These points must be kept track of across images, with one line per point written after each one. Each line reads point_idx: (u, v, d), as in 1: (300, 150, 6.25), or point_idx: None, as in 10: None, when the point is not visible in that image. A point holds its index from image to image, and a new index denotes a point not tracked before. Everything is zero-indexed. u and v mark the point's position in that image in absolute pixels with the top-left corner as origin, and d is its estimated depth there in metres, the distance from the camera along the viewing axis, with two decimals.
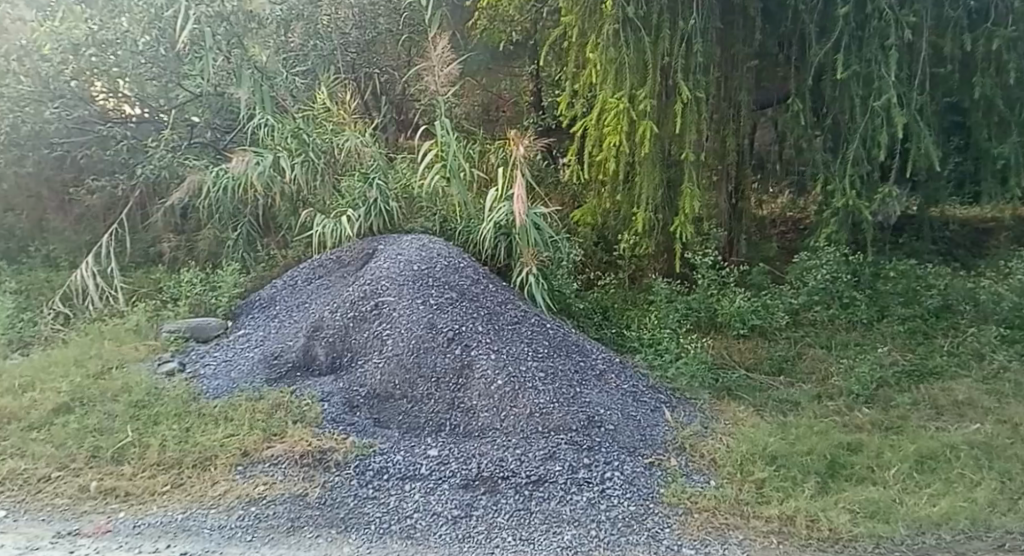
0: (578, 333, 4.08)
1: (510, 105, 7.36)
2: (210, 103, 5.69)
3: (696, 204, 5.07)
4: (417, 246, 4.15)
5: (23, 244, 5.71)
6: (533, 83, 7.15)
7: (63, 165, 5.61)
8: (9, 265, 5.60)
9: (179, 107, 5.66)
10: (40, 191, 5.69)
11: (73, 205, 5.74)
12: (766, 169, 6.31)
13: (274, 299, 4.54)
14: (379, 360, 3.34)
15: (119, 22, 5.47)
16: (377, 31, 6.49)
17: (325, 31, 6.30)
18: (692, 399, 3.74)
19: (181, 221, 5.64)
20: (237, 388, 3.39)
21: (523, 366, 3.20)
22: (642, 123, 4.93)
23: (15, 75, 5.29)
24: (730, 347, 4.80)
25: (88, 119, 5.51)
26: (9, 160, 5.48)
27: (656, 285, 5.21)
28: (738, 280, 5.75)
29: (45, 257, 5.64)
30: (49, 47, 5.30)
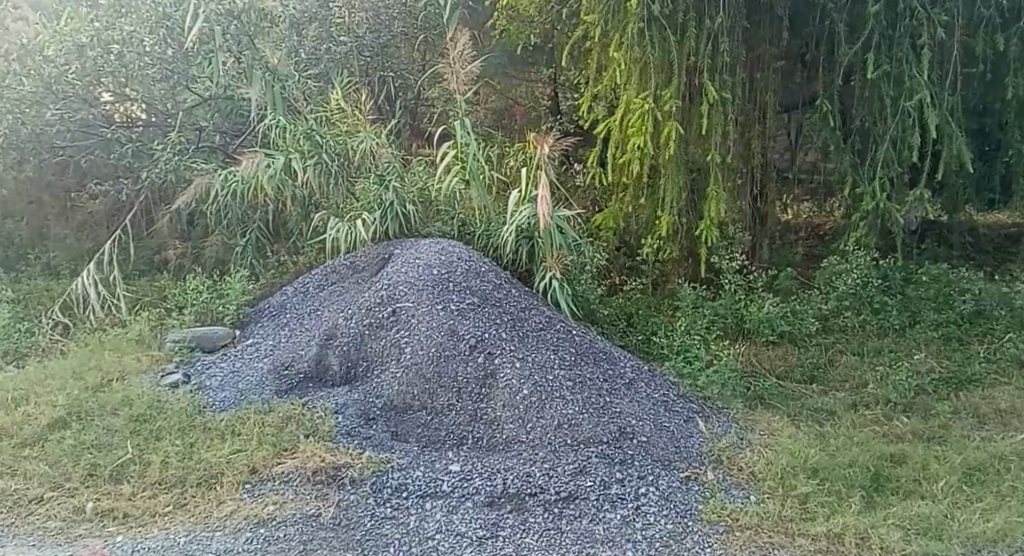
0: (604, 340, 3.91)
1: (527, 109, 7.21)
2: (220, 107, 5.61)
3: (722, 208, 4.91)
4: (435, 250, 3.99)
5: (22, 251, 5.79)
6: (551, 87, 7.04)
7: (65, 172, 5.64)
8: (9, 272, 5.60)
9: (188, 111, 5.56)
10: (40, 197, 5.70)
11: (75, 212, 5.75)
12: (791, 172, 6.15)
13: (284, 307, 4.39)
14: (397, 369, 3.18)
15: (124, 22, 5.32)
16: (391, 34, 6.42)
17: (339, 34, 6.24)
18: (726, 409, 3.53)
19: (188, 228, 5.55)
20: (247, 401, 3.25)
21: (550, 374, 3.02)
22: (668, 124, 4.79)
23: (15, 75, 5.18)
24: (758, 354, 4.61)
25: (93, 122, 5.44)
26: (9, 164, 5.47)
27: (681, 290, 5.03)
28: (765, 286, 5.57)
29: (44, 265, 5.66)
30: (53, 48, 5.21)
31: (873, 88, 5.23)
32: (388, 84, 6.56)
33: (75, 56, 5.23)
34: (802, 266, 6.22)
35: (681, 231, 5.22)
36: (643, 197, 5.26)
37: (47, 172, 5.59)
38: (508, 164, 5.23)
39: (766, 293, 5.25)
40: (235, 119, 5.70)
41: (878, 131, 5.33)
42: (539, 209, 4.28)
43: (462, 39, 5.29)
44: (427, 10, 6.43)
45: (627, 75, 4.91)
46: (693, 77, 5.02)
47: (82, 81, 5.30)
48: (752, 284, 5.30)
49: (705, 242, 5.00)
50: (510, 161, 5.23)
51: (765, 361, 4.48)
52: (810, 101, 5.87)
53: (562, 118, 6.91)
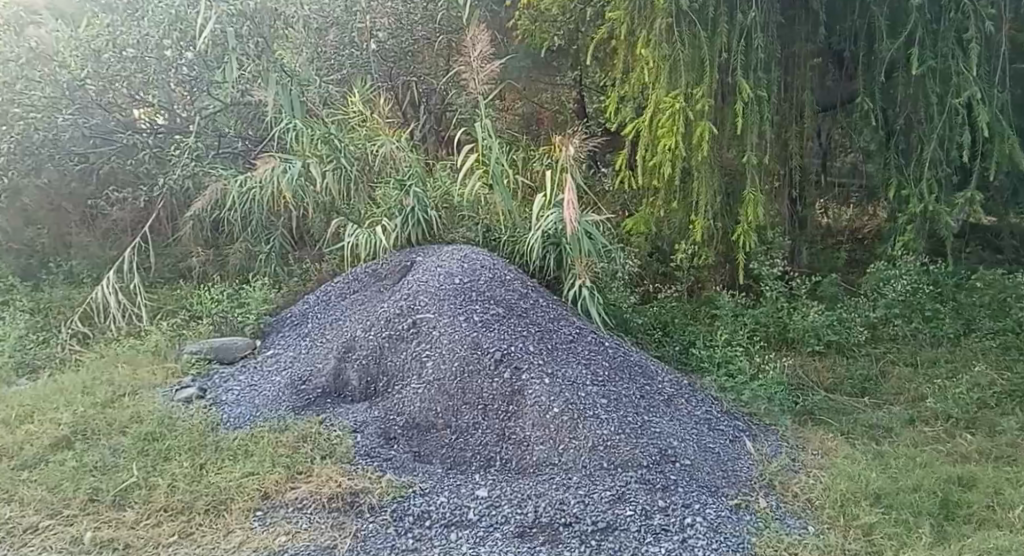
0: (640, 351, 3.69)
1: (552, 112, 7.04)
2: (241, 112, 5.52)
3: (760, 212, 4.64)
4: (458, 257, 3.80)
5: (44, 259, 5.51)
6: (576, 89, 6.86)
7: (88, 178, 5.47)
8: (28, 280, 5.38)
9: (208, 117, 5.45)
10: (62, 204, 5.53)
11: (99, 220, 5.61)
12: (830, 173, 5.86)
13: (305, 317, 4.24)
14: (418, 384, 2.99)
15: (140, 24, 5.30)
16: (413, 38, 6.32)
17: (360, 40, 6.19)
18: (775, 428, 3.28)
19: (212, 234, 5.42)
20: (263, 419, 3.09)
21: (582, 391, 2.79)
22: (701, 124, 4.54)
23: (29, 81, 5.11)
24: (806, 365, 4.37)
25: (110, 128, 5.37)
26: (24, 170, 5.24)
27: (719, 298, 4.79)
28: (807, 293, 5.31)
29: (67, 272, 5.44)
30: (72, 54, 5.15)
31: (918, 85, 4.93)
32: (411, 89, 6.40)
33: (94, 63, 5.19)
34: (844, 272, 5.91)
35: (716, 236, 4.98)
36: (676, 200, 5.02)
37: (70, 178, 5.42)
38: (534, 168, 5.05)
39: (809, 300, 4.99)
40: (253, 125, 5.59)
41: (924, 130, 5.00)
42: (566, 214, 4.04)
43: (482, 37, 5.08)
44: (447, 15, 6.32)
45: (656, 73, 4.68)
46: (725, 75, 4.78)
47: (101, 92, 5.31)
48: (794, 290, 5.04)
49: (742, 247, 4.75)
50: (535, 166, 5.05)
51: (812, 372, 4.24)
52: (849, 100, 5.58)
53: (588, 122, 6.71)
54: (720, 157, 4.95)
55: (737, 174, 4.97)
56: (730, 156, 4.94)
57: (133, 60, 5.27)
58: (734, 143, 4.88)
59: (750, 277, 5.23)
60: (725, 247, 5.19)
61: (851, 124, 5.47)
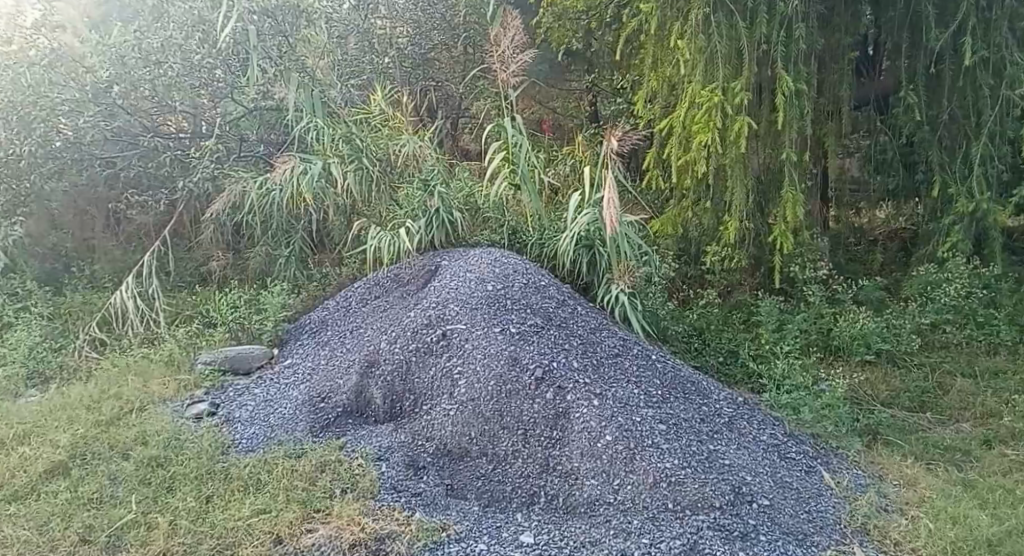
0: (684, 365, 3.22)
1: (567, 115, 6.70)
2: (265, 117, 5.21)
3: (799, 211, 3.95)
4: (488, 261, 3.47)
5: (68, 265, 5.27)
6: (588, 93, 6.48)
7: (114, 183, 5.25)
8: (49, 286, 5.11)
9: (232, 121, 5.15)
10: (89, 208, 5.29)
11: (124, 224, 5.36)
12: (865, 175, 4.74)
13: (325, 324, 3.91)
14: (450, 403, 2.66)
15: (164, 28, 4.96)
16: (432, 46, 6.21)
17: (378, 45, 5.97)
18: (842, 452, 2.66)
19: (233, 236, 5.11)
20: (277, 443, 2.79)
21: (637, 415, 2.45)
22: (739, 118, 3.91)
23: (51, 83, 4.78)
24: (853, 377, 3.39)
25: (128, 127, 5.08)
26: (48, 173, 4.96)
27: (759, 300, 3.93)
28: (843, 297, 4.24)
29: (90, 277, 5.19)
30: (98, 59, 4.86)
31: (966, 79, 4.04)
32: (428, 93, 6.31)
33: (121, 68, 4.89)
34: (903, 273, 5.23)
35: (750, 239, 4.36)
36: (708, 200, 4.48)
37: (97, 184, 5.20)
38: (561, 169, 4.76)
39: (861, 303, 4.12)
40: (275, 130, 5.27)
41: (970, 126, 4.14)
42: (605, 213, 3.40)
43: (510, 31, 4.68)
44: (464, 21, 6.21)
45: (691, 66, 4.06)
46: (763, 69, 4.11)
47: (133, 100, 5.01)
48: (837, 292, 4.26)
49: (779, 250, 4.06)
50: (561, 167, 4.77)
51: (863, 383, 3.32)
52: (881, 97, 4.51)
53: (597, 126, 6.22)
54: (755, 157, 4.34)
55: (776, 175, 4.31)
56: (766, 153, 4.28)
57: (153, 67, 4.94)
58: (770, 142, 4.26)
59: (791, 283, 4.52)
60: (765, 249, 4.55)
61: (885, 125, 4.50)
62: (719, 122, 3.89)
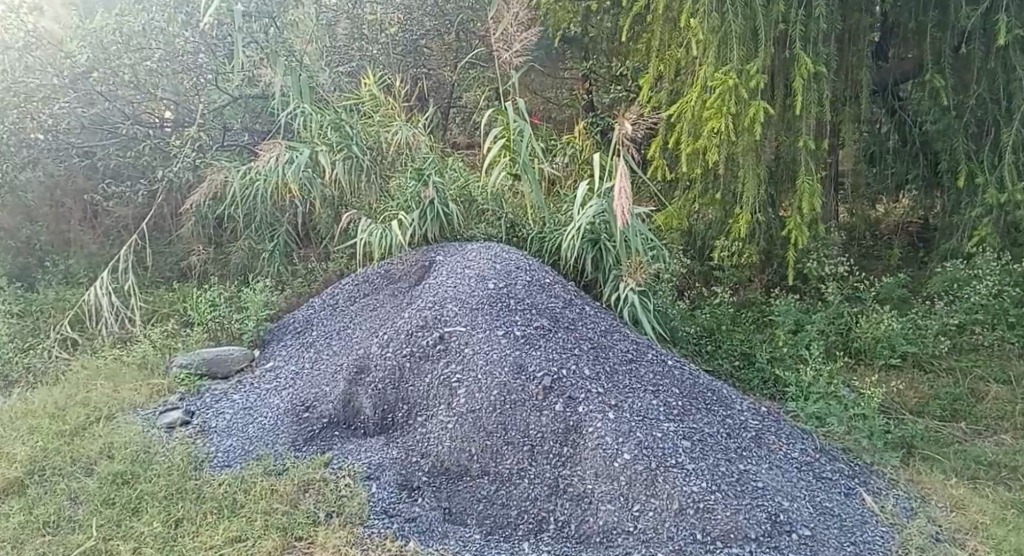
0: (702, 371, 2.90)
1: (562, 105, 6.35)
2: (252, 105, 4.92)
3: (817, 201, 3.61)
4: (488, 257, 3.20)
5: (42, 258, 4.90)
6: (584, 83, 6.12)
7: (93, 173, 4.90)
8: (20, 282, 4.81)
9: (213, 106, 4.87)
10: (64, 200, 4.90)
11: (101, 217, 4.97)
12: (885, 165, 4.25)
13: (311, 324, 3.63)
14: (448, 415, 2.40)
15: (145, 9, 4.72)
16: (423, 32, 5.78)
17: (370, 31, 5.65)
18: (879, 469, 2.39)
19: (215, 229, 4.81)
20: (256, 458, 2.53)
21: (657, 431, 2.22)
22: (755, 103, 3.55)
23: (29, 69, 4.57)
24: (880, 384, 3.08)
25: (111, 114, 4.79)
26: (20, 164, 4.64)
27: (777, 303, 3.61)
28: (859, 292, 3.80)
29: (64, 273, 4.84)
30: (74, 43, 4.62)
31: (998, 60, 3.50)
32: (421, 81, 5.83)
33: (102, 55, 4.62)
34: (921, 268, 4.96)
35: (761, 234, 4.01)
36: (715, 191, 4.11)
37: (75, 174, 4.85)
38: (562, 159, 4.51)
39: (883, 301, 3.68)
40: (260, 120, 5.00)
41: (1001, 112, 3.63)
42: (615, 204, 3.05)
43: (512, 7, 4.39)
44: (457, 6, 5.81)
45: (703, 47, 3.71)
46: (781, 51, 3.75)
47: (114, 89, 4.72)
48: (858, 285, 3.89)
49: (793, 243, 3.70)
50: (561, 156, 4.50)
51: (888, 389, 3.00)
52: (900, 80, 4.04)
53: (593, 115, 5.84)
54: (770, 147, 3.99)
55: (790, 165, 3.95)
56: (778, 141, 3.92)
57: (137, 51, 4.67)
58: (783, 130, 3.89)
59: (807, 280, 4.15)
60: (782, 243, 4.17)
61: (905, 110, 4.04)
62: (733, 108, 3.54)
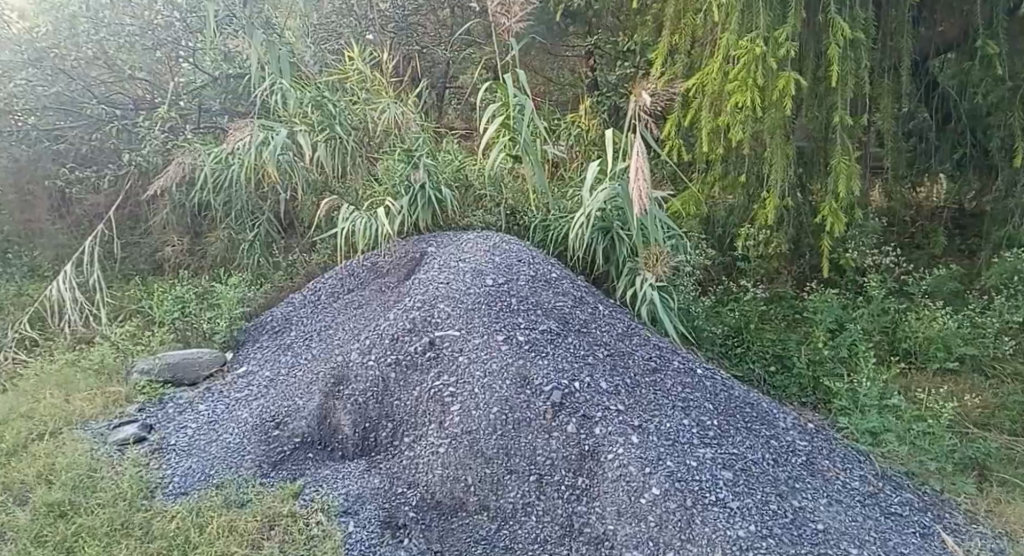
0: (734, 379, 2.53)
1: (564, 86, 5.95)
2: (229, 84, 4.42)
3: (856, 183, 3.23)
4: (487, 248, 2.81)
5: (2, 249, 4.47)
6: (585, 60, 5.68)
7: (61, 158, 4.37)
8: None
9: (195, 92, 4.35)
10: (35, 189, 4.41)
11: (71, 207, 4.49)
12: (926, 144, 3.88)
13: (289, 323, 3.25)
14: (439, 437, 2.03)
15: None
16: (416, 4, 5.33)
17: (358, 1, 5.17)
18: (950, 499, 2.09)
19: (190, 217, 4.39)
20: (215, 485, 2.15)
21: (691, 459, 1.87)
22: (784, 74, 3.14)
23: None
24: (938, 390, 2.75)
25: (77, 96, 4.28)
26: None
27: (815, 299, 3.26)
28: (901, 287, 3.46)
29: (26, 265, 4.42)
30: (41, 18, 4.24)
31: None
32: (413, 59, 5.32)
33: (69, 30, 4.22)
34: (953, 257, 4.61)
35: (789, 220, 3.64)
36: (738, 173, 3.72)
37: (42, 158, 4.34)
38: (566, 140, 4.10)
39: (931, 295, 3.33)
40: (240, 100, 4.45)
41: None
42: (631, 188, 2.63)
43: None
44: None
45: (726, 12, 3.30)
46: (815, 15, 3.34)
47: (83, 67, 4.27)
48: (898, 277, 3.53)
49: (829, 231, 3.33)
50: (566, 136, 4.10)
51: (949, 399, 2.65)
52: (943, 51, 3.63)
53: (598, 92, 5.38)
54: (800, 125, 3.60)
55: (823, 143, 3.56)
56: (809, 117, 3.52)
57: (105, 25, 4.26)
58: (814, 105, 3.49)
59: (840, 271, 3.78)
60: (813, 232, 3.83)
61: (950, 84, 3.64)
62: (762, 81, 3.14)
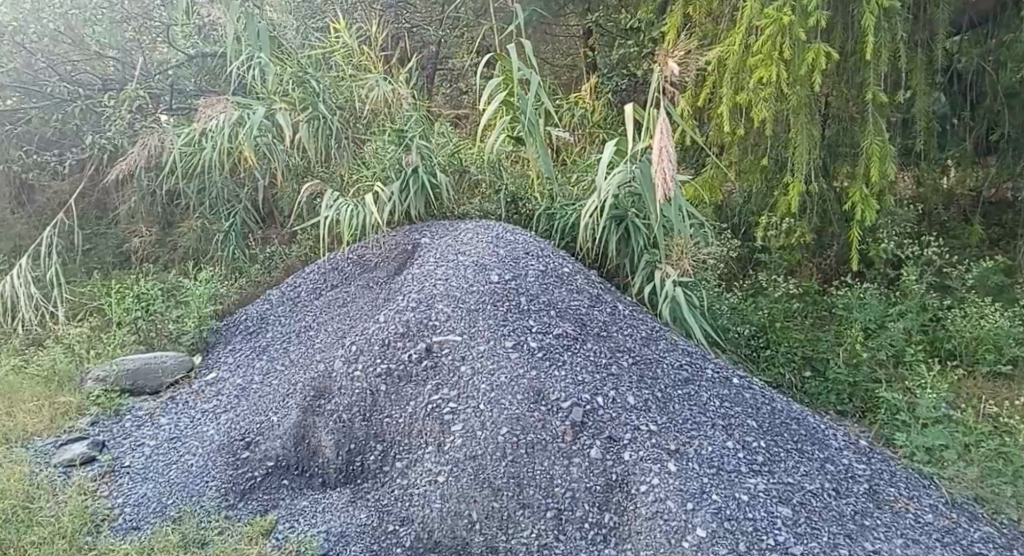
0: (774, 389, 2.23)
1: (560, 68, 5.54)
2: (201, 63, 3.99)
3: (891, 166, 2.92)
4: (490, 240, 2.48)
5: None
6: (584, 41, 5.31)
7: (23, 143, 3.93)
8: None
9: (173, 76, 3.88)
10: None
11: (27, 196, 4.06)
12: (961, 128, 3.59)
13: (266, 323, 2.91)
14: (438, 462, 1.71)
15: None
16: None
17: None
18: None
19: (163, 206, 4.01)
20: (170, 518, 1.81)
21: (742, 491, 1.57)
22: (814, 47, 2.80)
23: None
24: (993, 399, 2.48)
25: (43, 77, 3.78)
26: None
27: (848, 297, 2.98)
28: (938, 282, 3.19)
29: None
30: None
31: None
32: (403, 39, 4.91)
33: (30, 4, 3.69)
34: None
35: (813, 208, 3.34)
36: (758, 157, 3.40)
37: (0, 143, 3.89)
38: (569, 122, 3.77)
39: (971, 291, 3.06)
40: (217, 82, 3.96)
41: None
42: (655, 169, 2.31)
43: None
44: None
45: None
46: None
47: (47, 46, 3.76)
48: (934, 272, 3.25)
49: (860, 220, 3.03)
50: (570, 117, 3.76)
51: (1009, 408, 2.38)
52: (981, 25, 3.35)
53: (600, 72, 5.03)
54: (826, 104, 3.28)
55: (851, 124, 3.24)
56: (837, 95, 3.21)
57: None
58: (843, 82, 3.18)
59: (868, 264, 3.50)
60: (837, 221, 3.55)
61: (987, 58, 3.35)
62: (791, 53, 2.80)
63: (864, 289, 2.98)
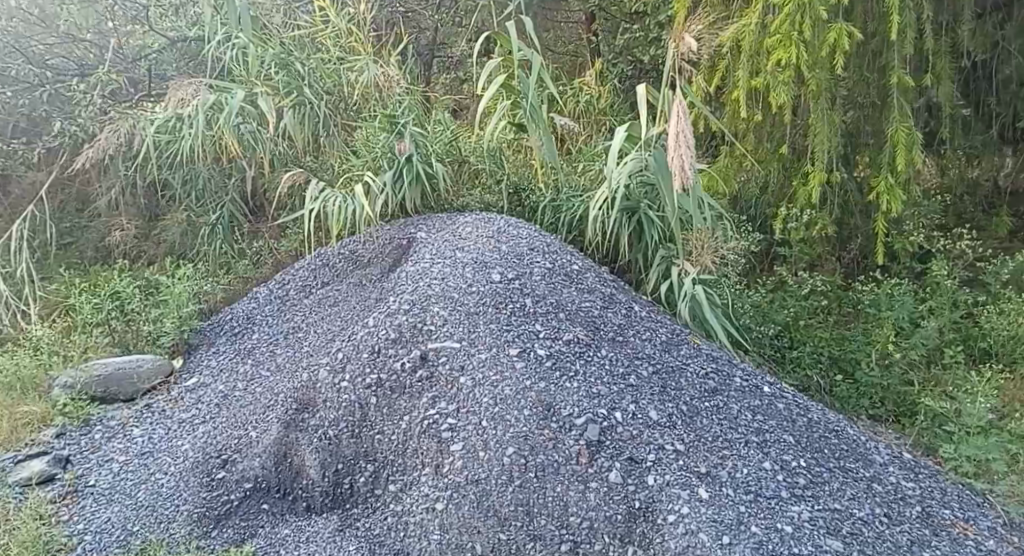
0: (805, 396, 2.04)
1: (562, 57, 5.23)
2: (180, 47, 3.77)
3: (919, 156, 2.70)
4: (491, 234, 2.27)
5: None
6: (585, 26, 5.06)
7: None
8: None
9: (152, 60, 3.67)
10: None
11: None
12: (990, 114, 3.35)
13: (251, 324, 2.70)
14: (436, 487, 1.52)
15: None
16: None
17: None
18: None
19: (145, 198, 3.77)
20: (134, 549, 1.61)
21: (784, 521, 1.39)
22: (836, 26, 2.55)
23: None
24: None
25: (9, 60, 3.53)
26: None
27: (874, 293, 2.78)
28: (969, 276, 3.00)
29: None
30: None
31: None
32: (397, 24, 4.68)
33: None
34: None
35: (834, 199, 3.14)
36: (775, 145, 3.18)
37: None
38: (574, 109, 3.56)
39: (1005, 285, 2.87)
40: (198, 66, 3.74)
41: None
42: (671, 157, 2.07)
43: None
44: None
45: None
46: None
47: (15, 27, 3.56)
48: (964, 266, 3.06)
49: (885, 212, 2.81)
50: (574, 103, 3.55)
51: None
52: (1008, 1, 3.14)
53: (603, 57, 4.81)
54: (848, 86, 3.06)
55: (875, 110, 3.03)
56: (860, 77, 2.98)
57: None
58: (867, 63, 2.95)
59: (893, 257, 3.31)
60: (860, 213, 3.34)
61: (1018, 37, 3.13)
62: (811, 33, 2.58)
63: (893, 285, 2.78)
